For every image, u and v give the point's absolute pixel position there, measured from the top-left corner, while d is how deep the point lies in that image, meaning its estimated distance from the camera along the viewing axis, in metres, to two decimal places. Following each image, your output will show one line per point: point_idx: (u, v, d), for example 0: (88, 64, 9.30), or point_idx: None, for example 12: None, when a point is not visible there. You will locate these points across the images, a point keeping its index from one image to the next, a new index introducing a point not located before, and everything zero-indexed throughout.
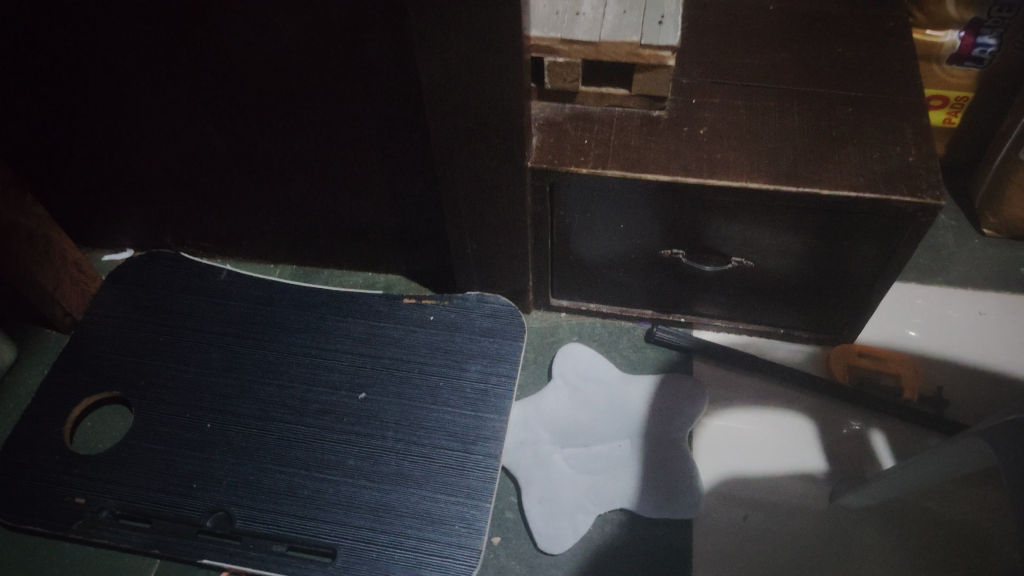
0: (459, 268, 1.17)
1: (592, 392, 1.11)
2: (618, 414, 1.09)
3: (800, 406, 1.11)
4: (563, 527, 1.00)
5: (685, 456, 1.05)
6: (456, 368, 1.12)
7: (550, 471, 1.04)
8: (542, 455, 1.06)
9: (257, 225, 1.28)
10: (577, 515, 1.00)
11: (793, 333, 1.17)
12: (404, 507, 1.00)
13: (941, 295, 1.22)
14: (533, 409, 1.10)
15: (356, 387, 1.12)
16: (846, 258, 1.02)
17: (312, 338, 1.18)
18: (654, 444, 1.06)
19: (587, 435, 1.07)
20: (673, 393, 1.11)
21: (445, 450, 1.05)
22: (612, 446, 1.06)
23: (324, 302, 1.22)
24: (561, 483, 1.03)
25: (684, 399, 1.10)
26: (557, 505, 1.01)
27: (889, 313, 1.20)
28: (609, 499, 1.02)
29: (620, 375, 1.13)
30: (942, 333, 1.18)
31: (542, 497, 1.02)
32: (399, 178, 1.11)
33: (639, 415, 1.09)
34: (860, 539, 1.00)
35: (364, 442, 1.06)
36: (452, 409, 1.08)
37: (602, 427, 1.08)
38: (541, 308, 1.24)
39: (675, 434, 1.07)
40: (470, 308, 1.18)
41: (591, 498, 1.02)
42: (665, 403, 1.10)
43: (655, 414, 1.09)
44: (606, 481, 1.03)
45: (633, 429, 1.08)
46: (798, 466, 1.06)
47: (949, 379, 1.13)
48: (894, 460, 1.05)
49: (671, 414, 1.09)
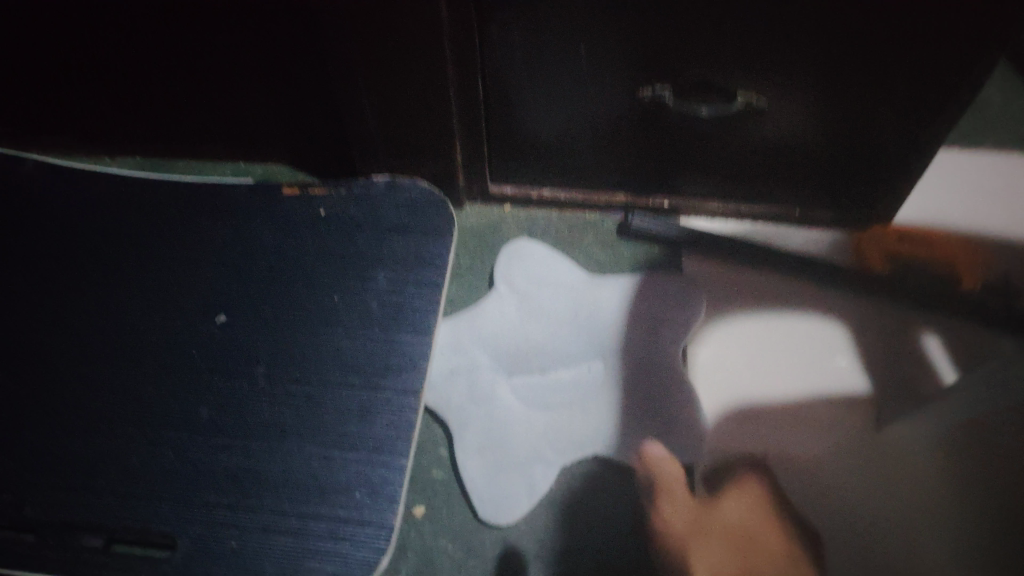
0: (357, 136, 0.85)
1: (548, 301, 0.80)
2: (585, 328, 0.79)
3: (828, 309, 0.83)
4: (512, 486, 0.69)
5: (680, 379, 0.75)
6: (356, 279, 0.79)
7: (494, 410, 0.73)
8: (483, 389, 0.75)
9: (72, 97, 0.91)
10: (532, 467, 0.70)
11: (811, 214, 0.88)
12: (279, 473, 0.68)
13: (989, 162, 0.95)
14: (468, 326, 0.79)
15: (211, 307, 0.77)
16: (901, 92, 0.72)
17: (150, 239, 0.82)
18: (638, 366, 0.77)
19: (543, 356, 0.77)
20: (659, 295, 0.81)
21: (343, 388, 0.73)
22: (579, 371, 0.76)
23: (170, 193, 0.86)
24: (509, 424, 0.72)
25: (674, 303, 0.80)
26: (503, 454, 0.71)
27: (928, 188, 0.92)
28: (579, 443, 0.72)
29: (587, 278, 0.82)
30: (998, 207, 0.90)
31: (482, 445, 0.71)
32: (260, 19, 0.75)
33: (613, 327, 0.79)
34: (925, 478, 0.73)
35: (223, 383, 0.73)
36: (351, 332, 0.76)
37: (565, 347, 0.78)
38: (476, 200, 0.92)
39: (665, 352, 0.77)
40: (376, 198, 0.85)
41: (552, 444, 0.72)
42: (649, 314, 0.80)
43: (637, 327, 0.79)
44: (571, 417, 0.73)
45: (609, 348, 0.78)
46: (833, 386, 0.78)
47: (1017, 263, 0.85)
48: (960, 370, 0.78)
49: (659, 328, 0.79)
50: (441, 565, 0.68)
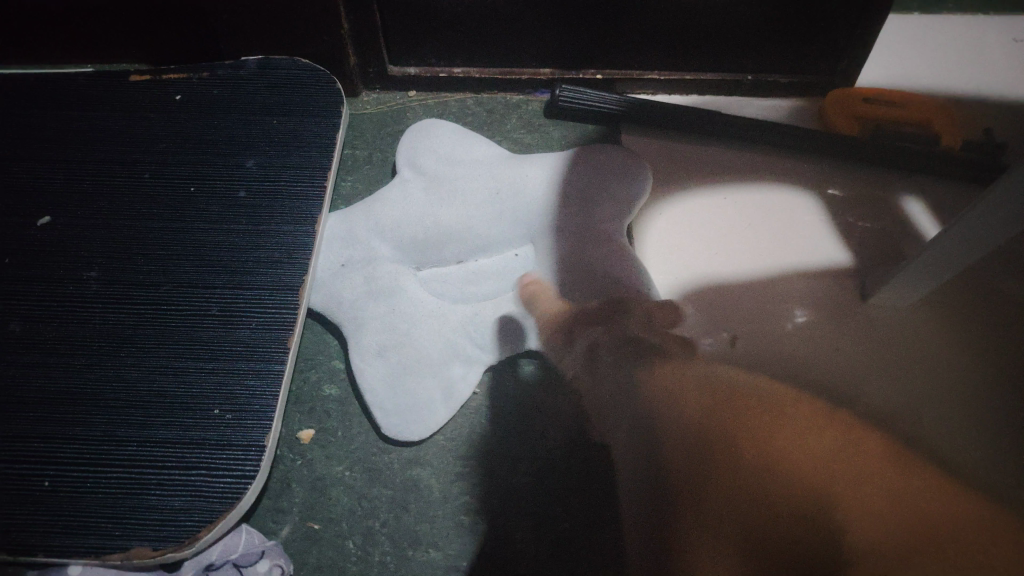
0: (213, 14, 0.68)
1: (461, 178, 0.66)
2: (506, 206, 0.65)
3: (791, 178, 0.71)
4: (422, 392, 0.56)
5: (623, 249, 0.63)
6: (221, 167, 0.64)
7: (398, 304, 0.59)
8: (381, 282, 0.60)
9: None
10: (445, 365, 0.57)
11: (763, 78, 0.76)
12: (113, 393, 0.52)
13: (956, 24, 0.84)
14: (365, 212, 0.64)
15: (34, 207, 0.61)
16: None
17: None
18: (573, 243, 0.63)
19: (457, 242, 0.63)
20: (594, 166, 0.67)
21: (200, 290, 0.57)
22: (505, 255, 0.64)
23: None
24: (416, 319, 0.58)
25: (613, 172, 0.67)
26: (407, 354, 0.57)
27: (893, 50, 0.81)
28: (503, 335, 0.58)
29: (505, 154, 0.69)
30: (971, 66, 0.80)
31: (380, 346, 0.57)
32: None
33: (541, 202, 0.65)
34: (914, 349, 0.61)
35: (42, 293, 0.57)
36: (211, 225, 0.61)
37: (483, 229, 0.64)
38: (375, 87, 0.78)
39: (602, 224, 0.64)
40: (247, 79, 0.70)
41: (472, 338, 0.58)
42: (582, 185, 0.66)
43: (569, 201, 0.65)
44: (495, 306, 0.60)
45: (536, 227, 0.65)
46: (802, 255, 0.66)
47: (996, 120, 0.75)
48: (941, 226, 0.67)
49: (594, 200, 0.65)
50: (335, 496, 0.53)
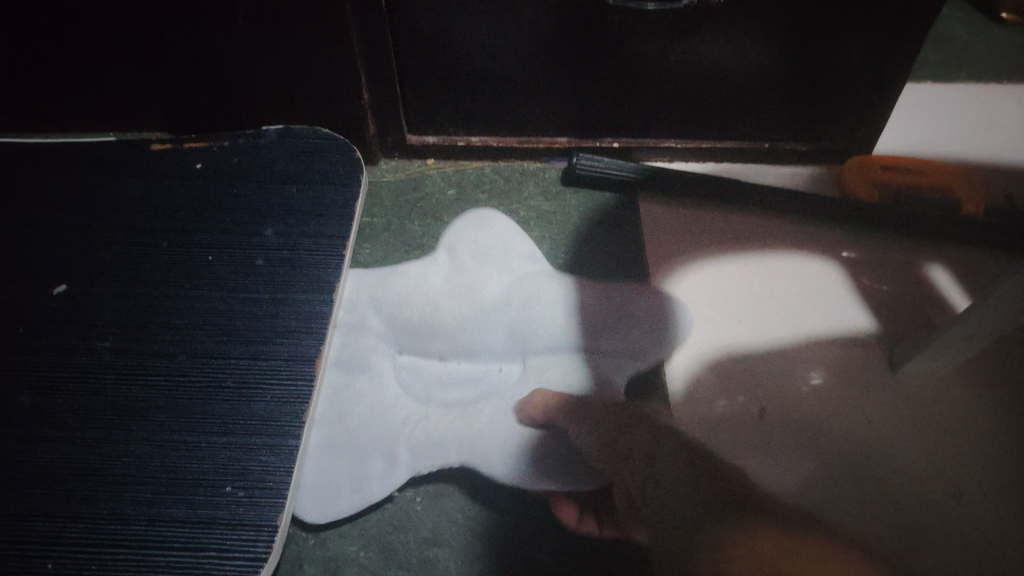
0: (236, 83, 0.69)
1: (481, 279, 0.66)
2: (503, 309, 0.65)
3: (812, 245, 0.70)
4: (339, 476, 0.55)
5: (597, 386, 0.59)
6: (239, 235, 0.64)
7: (367, 383, 0.60)
8: (358, 353, 0.62)
9: None
10: (373, 455, 0.56)
11: (779, 146, 0.76)
12: (122, 467, 0.50)
13: (969, 94, 0.85)
14: (377, 288, 0.66)
15: (50, 274, 0.61)
16: None
17: None
18: (556, 372, 0.61)
19: (444, 340, 0.63)
20: (612, 302, 0.65)
21: (214, 359, 0.56)
22: (483, 351, 0.63)
23: (12, 154, 0.70)
24: (366, 404, 0.58)
25: (625, 308, 0.65)
26: (351, 435, 0.57)
27: (907, 119, 0.82)
28: (438, 444, 0.56)
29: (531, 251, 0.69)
30: (986, 134, 0.80)
31: (338, 415, 0.58)
32: None
33: (545, 322, 0.64)
34: (946, 422, 0.60)
35: (55, 362, 0.56)
36: (229, 294, 0.60)
37: (470, 328, 0.63)
38: (393, 154, 0.78)
39: (587, 360, 0.61)
40: (267, 148, 0.70)
41: (409, 441, 0.57)
42: (594, 316, 0.64)
43: (569, 331, 0.63)
44: (448, 420, 0.58)
45: (525, 343, 0.63)
46: (827, 323, 0.65)
47: (1016, 186, 0.74)
48: (971, 298, 0.66)
49: (598, 335, 0.63)
50: None
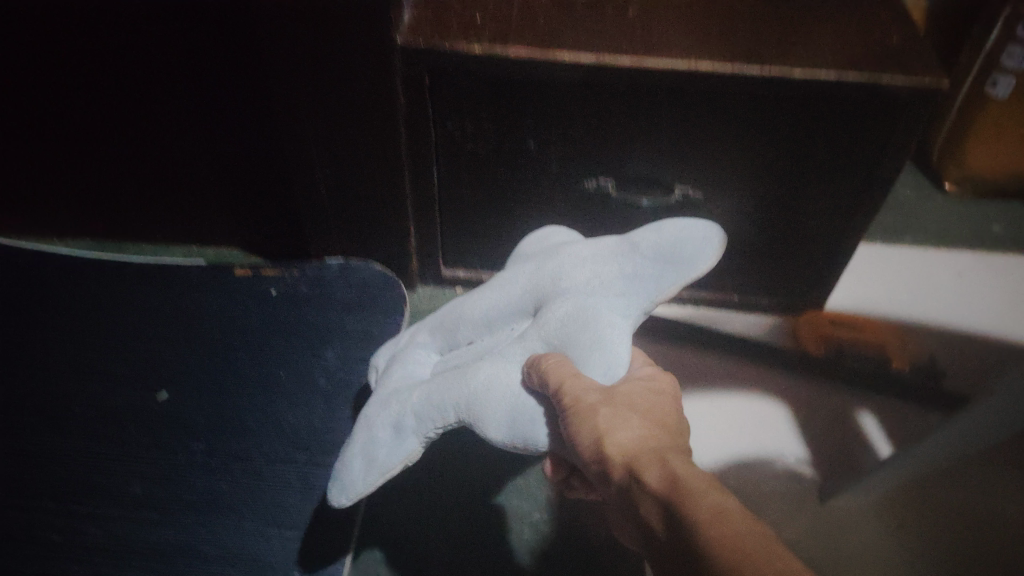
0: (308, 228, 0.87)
1: (509, 272, 0.68)
2: (515, 286, 0.66)
3: (767, 387, 0.86)
4: (356, 447, 0.62)
5: (599, 335, 0.56)
6: (306, 355, 0.79)
7: (401, 380, 0.66)
8: (404, 359, 0.69)
9: (36, 185, 0.93)
10: (381, 432, 0.61)
11: (747, 299, 0.93)
12: (212, 549, 0.65)
13: (912, 256, 1.02)
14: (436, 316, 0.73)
15: (154, 382, 0.77)
16: (818, 198, 0.79)
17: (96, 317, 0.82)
18: (562, 328, 0.59)
19: (471, 325, 0.68)
20: (660, 246, 0.59)
21: (284, 462, 0.71)
22: (501, 338, 0.67)
23: (126, 274, 0.87)
24: (390, 385, 0.67)
25: (683, 260, 0.58)
26: (370, 416, 0.64)
27: (857, 278, 0.98)
28: (438, 410, 0.59)
29: (567, 243, 0.67)
30: (922, 295, 0.97)
31: (368, 407, 0.65)
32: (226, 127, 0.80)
33: (570, 283, 0.62)
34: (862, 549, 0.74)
35: (159, 460, 0.71)
36: (296, 406, 0.75)
37: (491, 317, 0.67)
38: (429, 282, 0.95)
39: (588, 309, 0.58)
40: (329, 279, 0.87)
41: (412, 409, 0.60)
42: (603, 261, 0.61)
43: (582, 283, 0.61)
44: (448, 385, 0.59)
45: (541, 307, 0.64)
46: (775, 457, 0.81)
47: (940, 346, 0.91)
48: (893, 445, 0.81)
49: (620, 287, 0.60)
50: None
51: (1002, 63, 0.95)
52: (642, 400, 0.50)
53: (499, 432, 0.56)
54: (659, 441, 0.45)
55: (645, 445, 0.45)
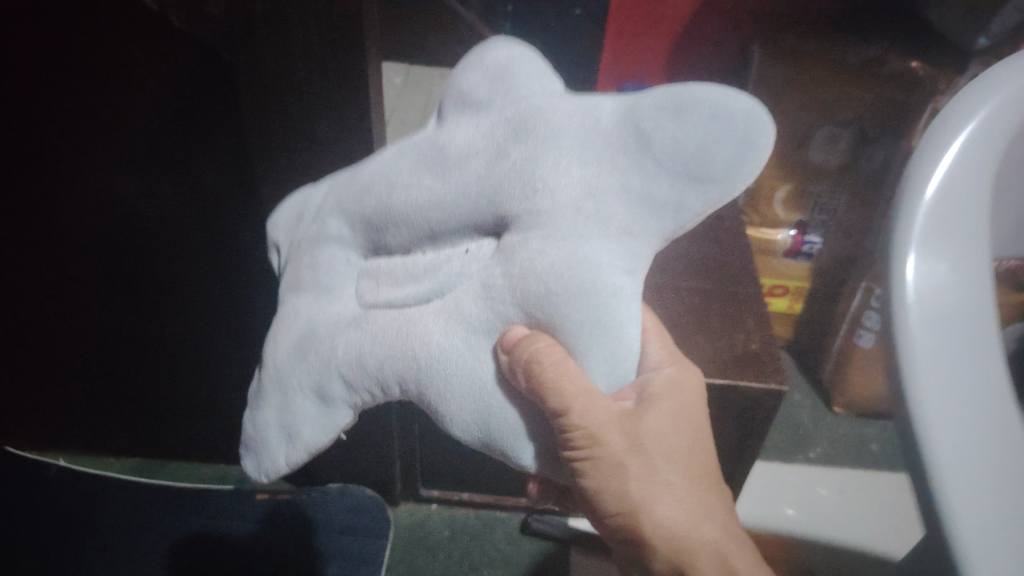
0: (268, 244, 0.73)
1: (458, 139, 0.53)
2: (474, 176, 0.51)
3: None
4: (284, 406, 0.59)
5: (590, 273, 0.44)
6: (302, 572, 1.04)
7: (317, 303, 0.61)
8: (329, 274, 0.62)
9: (115, 431, 1.18)
10: (304, 401, 0.57)
11: None
12: None
13: (804, 473, 1.26)
14: (348, 189, 0.62)
15: None
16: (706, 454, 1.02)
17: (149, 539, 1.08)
18: (541, 289, 0.46)
19: (398, 228, 0.57)
20: (684, 116, 0.41)
21: None
22: (451, 277, 0.54)
23: (173, 499, 1.13)
24: (315, 320, 0.60)
25: (719, 142, 0.40)
26: (287, 377, 0.59)
27: (757, 496, 1.22)
28: (374, 378, 0.53)
29: (543, 111, 0.49)
30: (807, 512, 1.20)
31: (279, 349, 0.62)
32: None
33: (554, 184, 0.46)
34: None
35: None
36: None
37: (432, 221, 0.54)
38: (408, 498, 1.17)
39: (581, 251, 0.44)
40: (330, 501, 1.11)
41: (339, 370, 0.55)
42: (604, 159, 0.45)
43: (568, 195, 0.46)
44: (384, 341, 0.53)
45: (505, 218, 0.50)
46: None
47: (818, 562, 1.13)
48: None
49: (630, 227, 0.44)
50: None
51: (863, 323, 1.22)
52: (668, 435, 0.53)
53: (461, 427, 0.50)
54: (704, 528, 0.51)
55: (684, 524, 0.51)
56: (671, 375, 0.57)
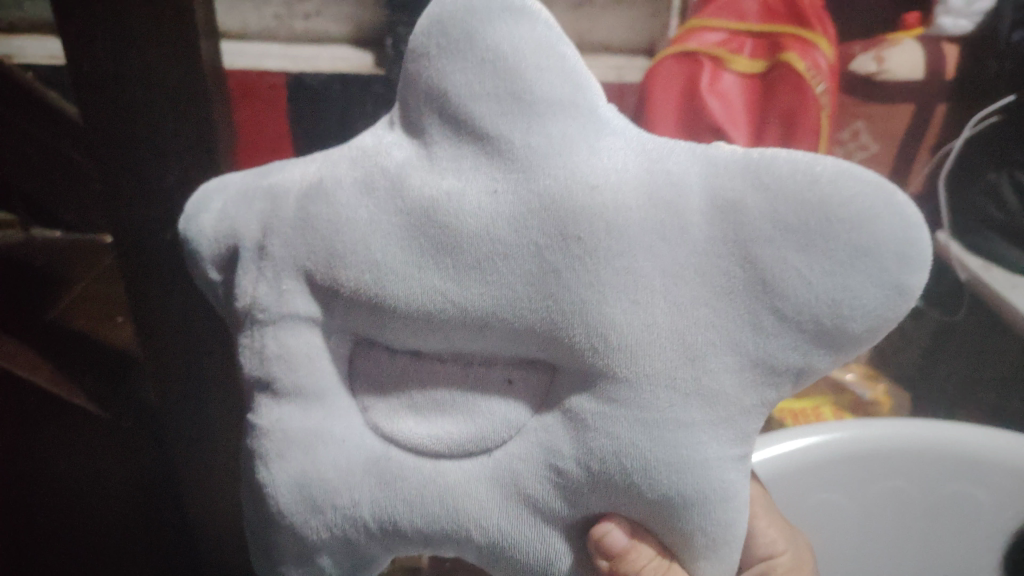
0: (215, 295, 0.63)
1: (471, 220, 0.47)
2: (523, 301, 0.47)
3: None
4: (293, 549, 0.56)
5: (699, 470, 0.44)
6: None
7: (303, 411, 0.53)
8: (310, 373, 0.53)
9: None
10: (330, 552, 0.55)
11: None
12: None
13: None
14: (299, 238, 0.52)
15: None
16: None
17: None
18: (634, 488, 0.46)
19: (397, 329, 0.52)
20: (825, 287, 0.42)
21: None
22: (495, 429, 0.49)
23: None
24: (314, 439, 0.53)
25: (856, 306, 0.42)
26: (295, 523, 0.54)
27: None
28: (419, 539, 0.52)
29: (607, 225, 0.44)
30: None
31: (280, 491, 0.53)
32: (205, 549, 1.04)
33: (647, 328, 0.44)
34: None
35: None
36: None
37: (457, 330, 0.50)
38: None
39: (683, 445, 0.44)
40: None
41: (370, 527, 0.53)
42: (695, 302, 0.43)
43: (659, 347, 0.44)
44: (425, 505, 0.51)
45: (551, 346, 0.48)
46: None
47: None
48: None
49: (745, 405, 0.45)
50: None
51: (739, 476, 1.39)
52: None
53: None
54: None
55: None
56: (785, 565, 0.66)
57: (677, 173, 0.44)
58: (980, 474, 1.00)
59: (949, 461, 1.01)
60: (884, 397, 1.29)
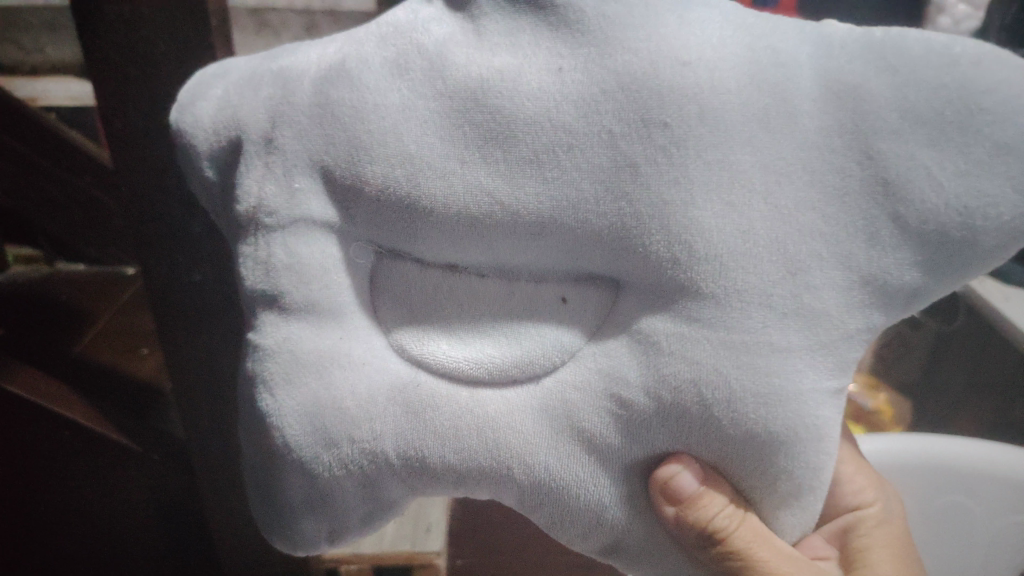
0: (211, 200, 0.53)
1: (530, 105, 0.39)
2: (589, 201, 0.40)
3: None
4: (303, 492, 0.49)
5: (790, 403, 0.38)
6: None
7: (313, 332, 0.45)
8: (324, 286, 0.45)
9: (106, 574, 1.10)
10: (348, 495, 0.49)
11: None
12: None
13: None
14: (315, 126, 0.44)
15: None
16: None
17: None
18: (712, 423, 0.39)
19: (432, 241, 0.44)
20: (962, 188, 0.35)
21: None
22: (548, 355, 0.43)
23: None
24: (327, 362, 0.45)
25: (993, 213, 0.35)
26: (303, 460, 0.47)
27: None
28: (450, 479, 0.46)
29: (701, 110, 0.37)
30: None
31: (288, 423, 0.46)
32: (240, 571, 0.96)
33: (742, 237, 0.37)
34: None
35: None
36: None
37: (506, 241, 0.43)
38: None
39: (774, 372, 0.38)
40: None
41: (393, 462, 0.46)
42: (803, 206, 0.37)
43: (753, 257, 0.37)
44: (460, 442, 0.44)
45: (620, 258, 0.41)
46: None
47: None
48: None
49: (846, 327, 0.38)
50: None
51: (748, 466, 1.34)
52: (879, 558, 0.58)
53: (594, 547, 0.46)
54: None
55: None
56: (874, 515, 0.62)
57: (785, 53, 0.37)
58: (988, 488, 0.93)
59: (946, 476, 0.94)
60: (885, 405, 1.24)
